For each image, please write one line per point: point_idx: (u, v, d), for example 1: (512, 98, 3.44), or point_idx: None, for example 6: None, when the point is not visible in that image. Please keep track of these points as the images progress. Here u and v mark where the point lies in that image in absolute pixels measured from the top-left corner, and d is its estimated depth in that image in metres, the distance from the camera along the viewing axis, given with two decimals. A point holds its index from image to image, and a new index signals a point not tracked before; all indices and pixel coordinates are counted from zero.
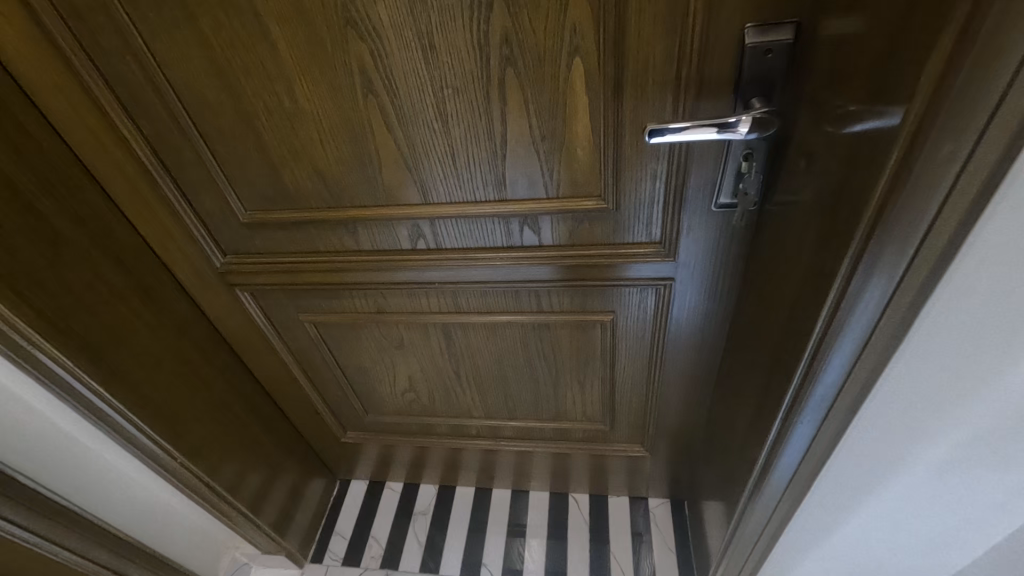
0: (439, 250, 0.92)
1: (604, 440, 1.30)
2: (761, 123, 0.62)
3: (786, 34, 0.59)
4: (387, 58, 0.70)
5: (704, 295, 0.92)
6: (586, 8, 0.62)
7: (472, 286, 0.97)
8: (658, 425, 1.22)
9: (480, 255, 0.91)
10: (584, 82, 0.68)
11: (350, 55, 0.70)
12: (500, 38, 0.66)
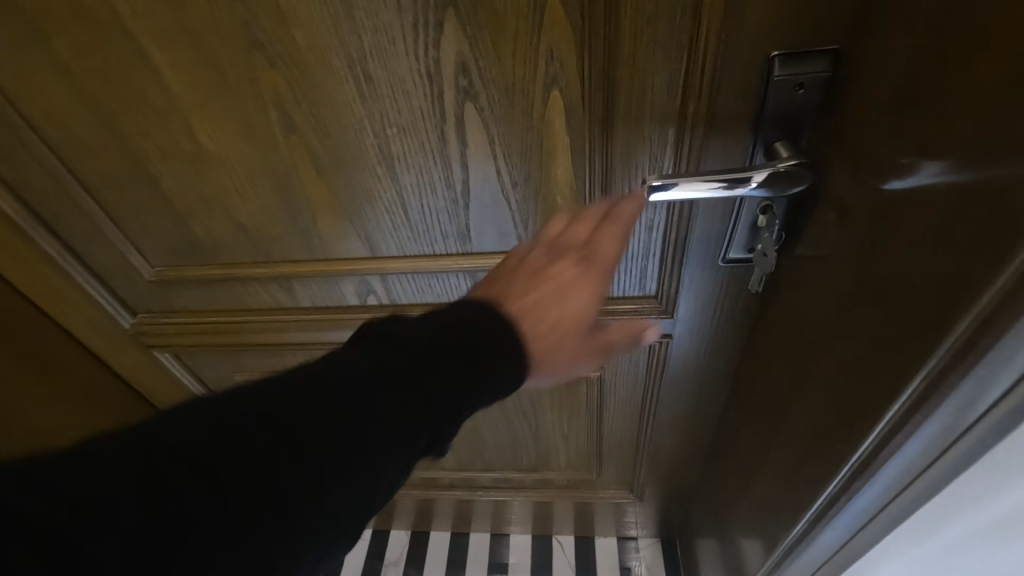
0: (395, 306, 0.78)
1: (590, 485, 1.19)
2: (788, 177, 0.49)
3: (823, 66, 0.46)
4: (310, 90, 0.54)
5: (704, 348, 0.80)
6: (567, 28, 0.47)
7: None
8: (649, 471, 1.12)
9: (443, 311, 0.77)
10: (565, 120, 0.54)
11: (260, 87, 0.54)
12: (455, 67, 0.51)
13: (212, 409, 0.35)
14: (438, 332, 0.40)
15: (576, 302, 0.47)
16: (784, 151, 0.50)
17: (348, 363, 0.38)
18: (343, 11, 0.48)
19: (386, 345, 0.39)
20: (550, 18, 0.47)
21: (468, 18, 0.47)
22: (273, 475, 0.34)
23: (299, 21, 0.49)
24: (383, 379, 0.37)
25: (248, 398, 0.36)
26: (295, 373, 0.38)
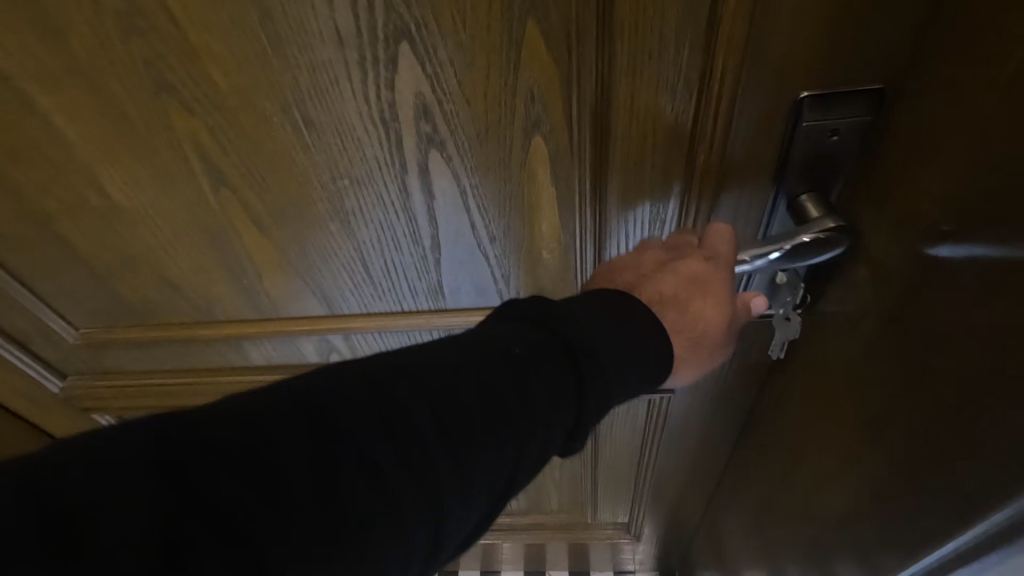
0: None
1: (584, 525, 1.12)
2: (824, 245, 0.40)
3: (861, 110, 0.38)
4: (238, 139, 0.44)
5: (707, 399, 0.73)
6: (550, 65, 0.38)
7: None
8: (647, 512, 1.04)
9: None
10: (549, 169, 0.45)
11: (177, 135, 0.44)
12: (414, 110, 0.41)
13: (351, 372, 0.33)
14: (576, 319, 0.38)
15: (711, 308, 0.42)
16: (818, 209, 0.42)
17: (487, 341, 0.36)
18: (270, 46, 0.38)
19: (523, 327, 0.37)
20: (529, 53, 0.38)
21: (427, 52, 0.38)
22: (413, 450, 0.31)
23: (215, 57, 0.39)
24: (529, 359, 0.35)
25: (385, 366, 0.34)
26: (431, 348, 0.36)
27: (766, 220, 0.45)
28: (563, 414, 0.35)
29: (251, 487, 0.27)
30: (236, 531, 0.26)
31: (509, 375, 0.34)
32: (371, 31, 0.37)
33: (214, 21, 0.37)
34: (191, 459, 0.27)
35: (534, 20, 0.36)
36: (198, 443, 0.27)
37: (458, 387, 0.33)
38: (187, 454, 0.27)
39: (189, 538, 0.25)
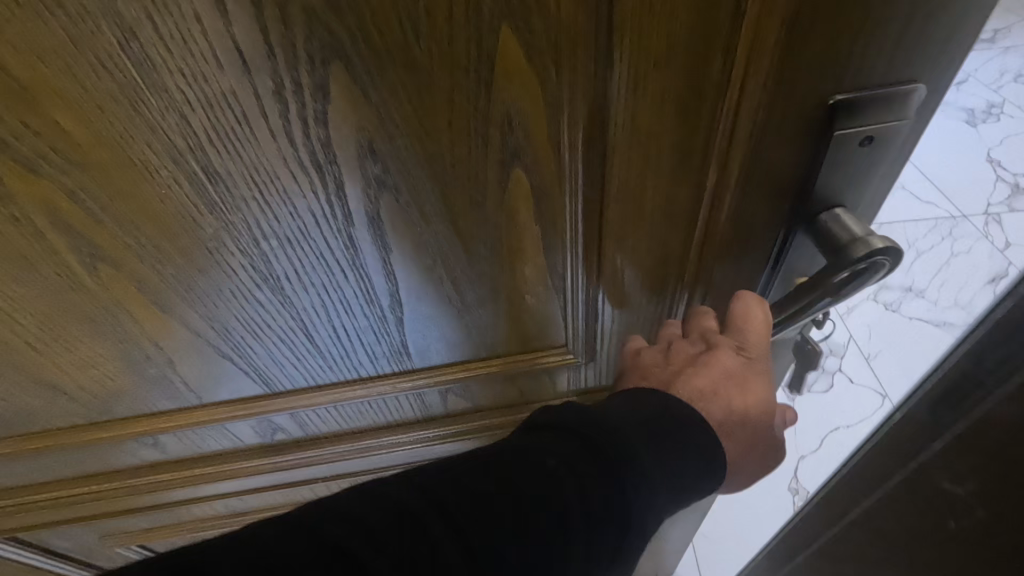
0: (314, 438, 0.58)
1: None
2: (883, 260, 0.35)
3: (899, 112, 0.32)
4: (111, 202, 0.32)
5: None
6: (532, 83, 0.30)
7: (374, 468, 0.64)
8: None
9: (381, 433, 0.59)
10: (533, 207, 0.37)
11: (18, 204, 0.31)
12: (359, 150, 0.32)
13: (373, 505, 0.30)
14: (626, 425, 0.34)
15: (753, 397, 0.39)
16: (859, 228, 0.36)
17: (521, 457, 0.32)
18: (144, 79, 0.27)
19: (560, 435, 0.33)
20: (505, 69, 0.29)
21: (371, 76, 0.29)
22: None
23: (63, 101, 0.27)
24: (568, 481, 0.31)
25: (410, 497, 0.30)
26: (466, 467, 0.32)
27: (782, 244, 0.39)
28: (596, 543, 0.31)
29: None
30: None
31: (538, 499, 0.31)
32: (289, 53, 0.27)
33: (52, 49, 0.25)
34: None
35: (510, 29, 0.28)
36: None
37: (486, 529, 0.30)
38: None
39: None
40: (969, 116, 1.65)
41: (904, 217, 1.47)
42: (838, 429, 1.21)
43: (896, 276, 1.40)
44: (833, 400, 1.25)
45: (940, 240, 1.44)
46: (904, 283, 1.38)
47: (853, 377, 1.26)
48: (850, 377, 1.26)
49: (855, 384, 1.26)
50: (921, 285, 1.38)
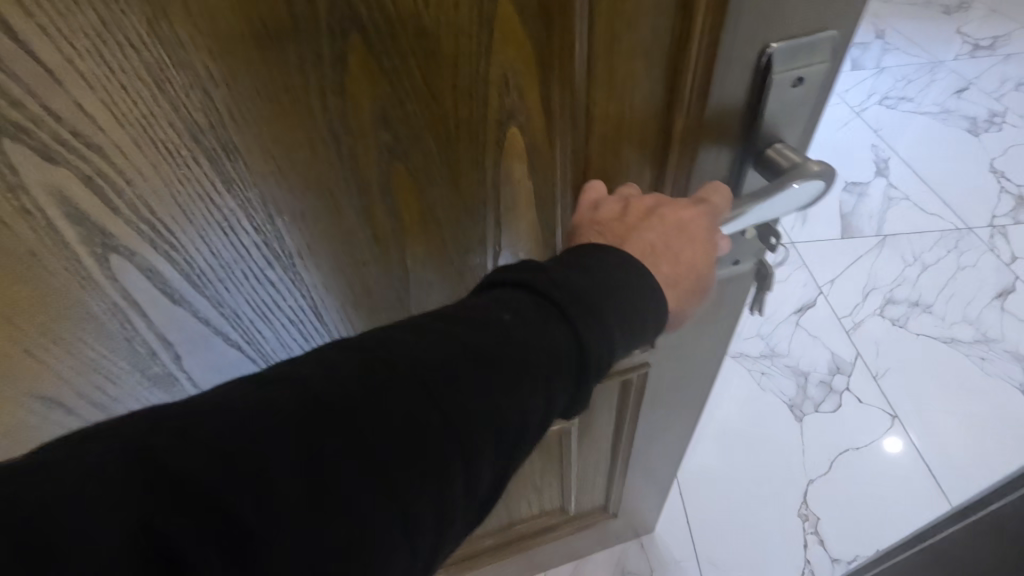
0: None
1: (572, 531, 1.08)
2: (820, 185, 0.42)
3: (820, 56, 0.40)
4: (127, 185, 0.33)
5: (678, 373, 0.75)
6: (526, 45, 0.34)
7: None
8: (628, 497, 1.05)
9: None
10: (526, 163, 0.41)
11: (32, 195, 0.31)
12: (372, 117, 0.34)
13: (312, 375, 0.27)
14: (575, 274, 0.33)
15: (687, 254, 0.41)
16: (796, 160, 0.43)
17: (468, 313, 0.31)
18: (169, 55, 0.28)
19: (507, 292, 0.32)
20: (503, 33, 0.33)
21: (385, 43, 0.31)
22: (396, 459, 0.26)
23: (87, 82, 0.28)
24: (522, 331, 0.30)
25: (343, 361, 0.28)
26: (412, 332, 0.30)
27: (736, 175, 0.46)
28: (558, 381, 0.31)
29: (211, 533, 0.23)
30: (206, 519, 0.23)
31: (495, 347, 0.30)
32: (311, 23, 0.29)
33: (77, 27, 0.26)
34: (142, 495, 0.23)
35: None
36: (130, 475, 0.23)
37: (442, 383, 0.28)
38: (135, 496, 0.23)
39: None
40: (972, 124, 1.70)
41: (907, 231, 1.49)
42: (849, 451, 1.17)
43: (901, 291, 1.39)
44: (842, 419, 1.21)
45: (947, 252, 1.44)
46: (908, 296, 1.38)
47: (862, 399, 1.23)
48: (858, 397, 1.23)
49: (864, 404, 1.22)
50: (928, 299, 1.37)
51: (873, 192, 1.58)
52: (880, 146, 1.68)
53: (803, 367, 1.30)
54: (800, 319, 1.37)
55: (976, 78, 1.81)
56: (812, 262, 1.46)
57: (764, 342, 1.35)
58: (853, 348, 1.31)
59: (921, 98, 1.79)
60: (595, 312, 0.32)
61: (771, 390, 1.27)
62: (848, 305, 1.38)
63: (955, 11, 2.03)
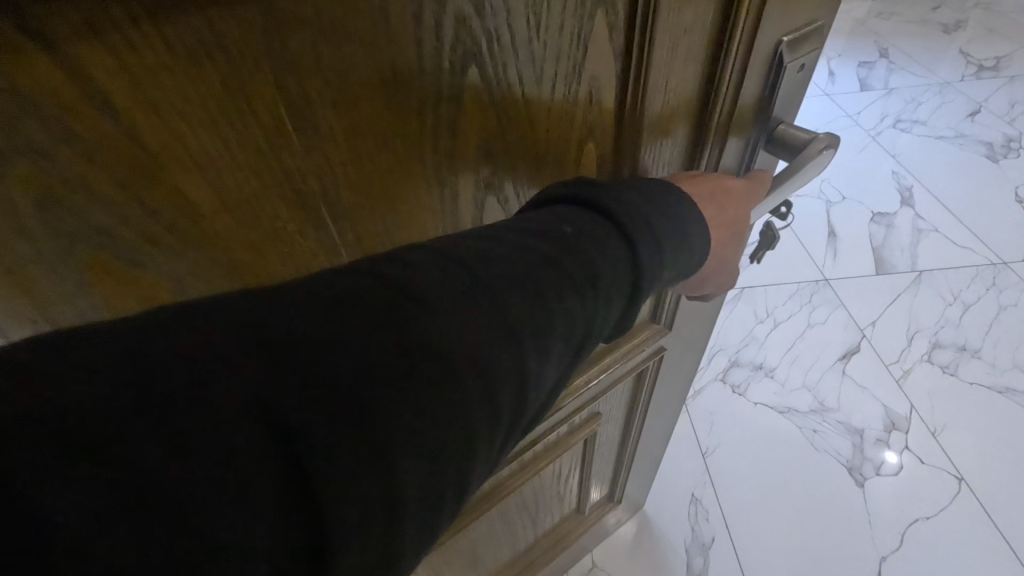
0: None
1: (590, 525, 1.09)
2: (834, 150, 0.47)
3: (816, 42, 0.45)
4: (209, 273, 0.26)
5: (684, 352, 0.79)
6: (609, 60, 0.34)
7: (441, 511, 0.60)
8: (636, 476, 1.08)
9: None
10: (595, 172, 0.41)
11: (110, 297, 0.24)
12: (477, 152, 0.32)
13: (431, 281, 0.24)
14: (628, 192, 0.31)
15: (733, 210, 0.38)
16: (806, 134, 0.48)
17: (546, 232, 0.28)
18: (292, 121, 0.24)
19: (558, 207, 0.30)
20: (594, 51, 0.33)
21: (498, 72, 0.29)
22: (482, 411, 0.23)
23: (194, 163, 0.23)
24: (594, 251, 0.28)
25: (451, 268, 0.25)
26: (496, 240, 0.27)
27: (751, 154, 0.50)
28: (601, 333, 0.29)
29: (331, 414, 0.20)
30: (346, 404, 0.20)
31: (572, 269, 0.27)
32: (436, 60, 0.27)
33: (195, 100, 0.21)
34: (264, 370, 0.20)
35: (602, 13, 0.32)
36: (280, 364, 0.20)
37: (526, 304, 0.25)
38: (253, 411, 0.19)
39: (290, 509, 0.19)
40: (989, 150, 1.79)
41: (939, 266, 1.52)
42: (917, 522, 1.14)
43: (945, 334, 1.40)
44: (907, 482, 1.19)
45: (984, 290, 1.47)
46: (954, 339, 1.39)
47: (922, 458, 1.21)
48: (919, 457, 1.21)
49: (926, 464, 1.20)
50: (975, 344, 1.38)
51: (900, 223, 1.63)
52: (900, 171, 1.76)
53: (856, 424, 1.27)
54: (846, 367, 1.36)
55: (984, 103, 1.94)
56: (849, 302, 1.47)
57: (814, 395, 1.32)
58: (907, 401, 1.30)
59: (932, 121, 1.90)
60: (654, 251, 0.30)
61: (826, 450, 1.24)
62: (894, 350, 1.38)
63: (954, 30, 2.25)
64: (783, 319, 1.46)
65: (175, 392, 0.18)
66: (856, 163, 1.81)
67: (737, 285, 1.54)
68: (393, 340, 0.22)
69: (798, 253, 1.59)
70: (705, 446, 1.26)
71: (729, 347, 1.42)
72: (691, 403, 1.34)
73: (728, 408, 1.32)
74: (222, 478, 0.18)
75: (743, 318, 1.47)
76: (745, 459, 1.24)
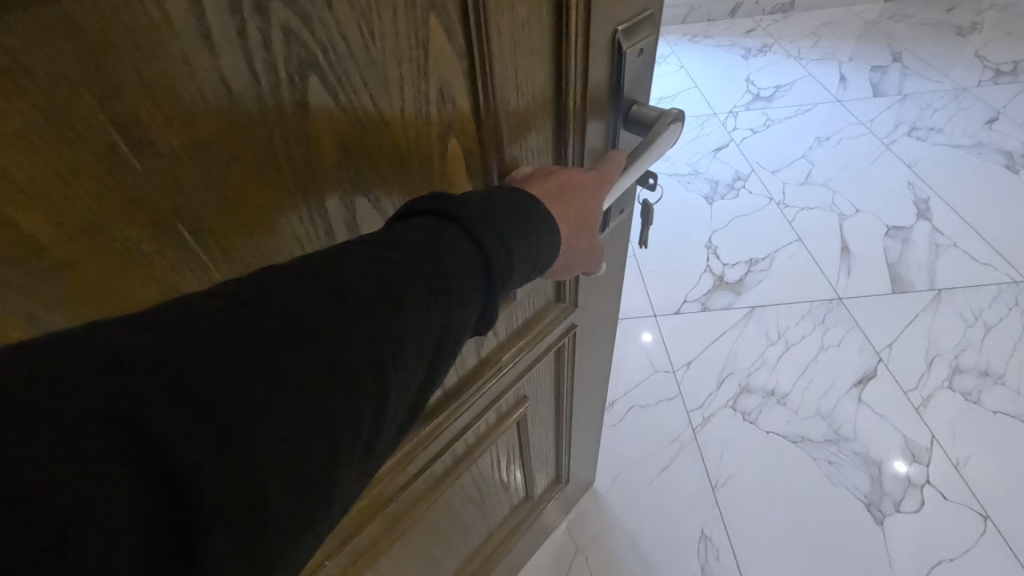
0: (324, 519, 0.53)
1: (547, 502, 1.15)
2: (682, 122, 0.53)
3: (651, 30, 0.51)
4: (63, 301, 0.27)
5: (596, 327, 0.84)
6: (453, 61, 0.37)
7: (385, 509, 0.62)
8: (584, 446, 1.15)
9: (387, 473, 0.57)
10: (464, 168, 0.43)
11: None
12: (336, 158, 0.34)
13: (287, 295, 0.27)
14: (475, 199, 0.35)
15: (581, 202, 0.40)
16: (655, 112, 0.53)
17: (397, 246, 0.31)
18: (142, 162, 0.25)
19: (414, 221, 0.33)
20: (435, 53, 0.36)
21: (340, 81, 0.31)
22: (344, 405, 0.27)
23: (25, 194, 0.23)
24: (445, 256, 0.32)
25: (306, 283, 0.28)
26: (350, 255, 0.30)
27: (613, 136, 0.55)
28: (463, 331, 0.33)
29: (188, 416, 0.23)
30: (204, 410, 0.24)
31: (423, 271, 0.31)
32: (271, 72, 0.28)
33: (16, 134, 0.22)
34: (124, 385, 0.23)
35: (435, 16, 0.34)
36: (140, 381, 0.23)
37: (380, 308, 0.29)
38: (111, 417, 0.22)
39: (164, 531, 0.23)
40: (1008, 159, 1.90)
41: (960, 284, 1.60)
42: (942, 563, 1.15)
43: (966, 357, 1.46)
44: (928, 518, 1.21)
45: (1004, 311, 1.53)
46: (975, 363, 1.44)
47: (946, 494, 1.23)
48: (941, 492, 1.24)
49: (948, 501, 1.23)
50: (997, 369, 1.43)
51: (917, 238, 1.73)
52: (917, 184, 1.88)
53: (874, 456, 1.31)
54: (862, 394, 1.41)
55: (1003, 109, 2.08)
56: (863, 324, 1.54)
57: (829, 424, 1.36)
58: (928, 431, 1.33)
59: (948, 129, 2.04)
60: (503, 252, 0.34)
61: (844, 484, 1.27)
62: (915, 377, 1.43)
63: (969, 33, 2.46)
64: (796, 340, 1.53)
65: (39, 412, 0.21)
66: (864, 174, 1.94)
67: (749, 305, 1.62)
68: (251, 350, 0.26)
69: (812, 270, 1.68)
70: (714, 480, 1.30)
71: (740, 372, 1.48)
72: (700, 432, 1.38)
73: (743, 438, 1.36)
74: (88, 478, 0.21)
75: (754, 341, 1.54)
76: (757, 490, 1.28)
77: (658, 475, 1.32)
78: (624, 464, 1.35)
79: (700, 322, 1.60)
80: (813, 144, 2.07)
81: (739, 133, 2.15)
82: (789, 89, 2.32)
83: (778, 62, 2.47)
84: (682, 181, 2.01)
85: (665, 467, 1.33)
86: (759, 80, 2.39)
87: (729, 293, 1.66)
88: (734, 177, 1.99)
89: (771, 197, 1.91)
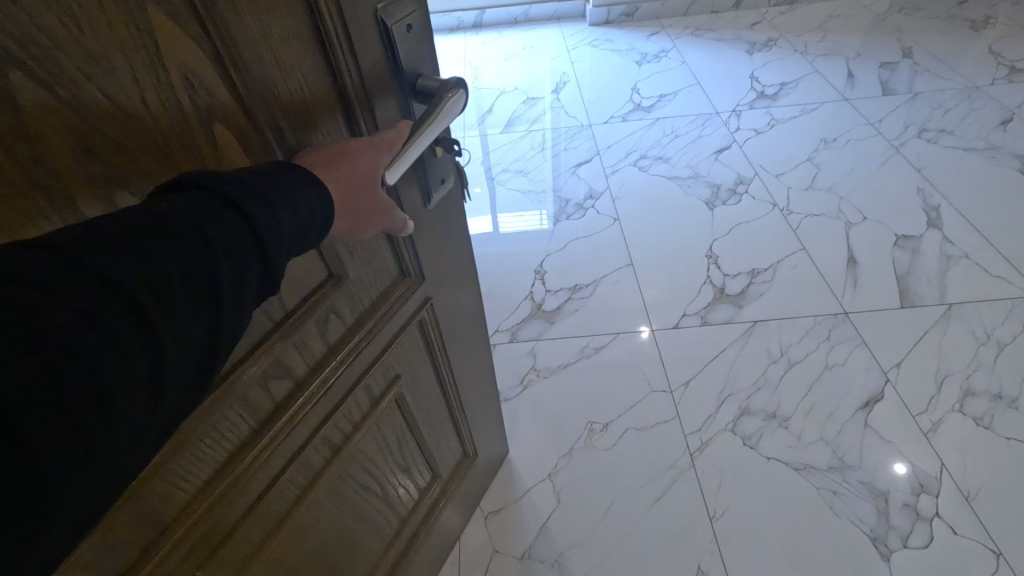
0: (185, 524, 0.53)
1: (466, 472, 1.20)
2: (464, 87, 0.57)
3: (413, 5, 0.54)
4: None
5: (453, 299, 0.88)
6: (193, 48, 0.38)
7: (259, 508, 0.63)
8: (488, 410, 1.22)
9: (247, 470, 0.58)
10: (243, 152, 0.44)
11: None
12: (70, 153, 0.34)
13: (25, 267, 0.27)
14: (238, 174, 0.36)
15: (350, 167, 0.44)
16: (433, 82, 0.57)
17: (152, 213, 0.32)
18: None
19: (177, 195, 0.33)
20: (166, 41, 0.37)
21: (52, 73, 0.32)
22: (106, 363, 0.27)
23: None
24: (208, 223, 0.33)
25: (46, 254, 0.28)
26: (102, 228, 0.30)
27: (406, 109, 0.59)
28: (247, 294, 0.34)
29: None
30: None
31: (183, 238, 0.32)
32: None
33: None
34: None
35: (154, 4, 0.35)
36: None
37: (137, 273, 0.29)
38: None
39: None
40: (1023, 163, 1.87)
41: (971, 300, 1.54)
42: None
43: (978, 379, 1.39)
44: (937, 555, 1.14)
45: (1014, 328, 1.47)
46: (986, 387, 1.37)
47: (956, 528, 1.16)
48: (951, 526, 1.17)
49: (959, 535, 1.16)
50: (1011, 393, 1.35)
51: (926, 249, 1.68)
52: (927, 190, 1.85)
53: (881, 486, 1.24)
54: (868, 417, 1.35)
55: (1017, 111, 2.07)
56: (871, 340, 1.49)
57: (833, 450, 1.31)
58: (937, 457, 1.26)
59: (960, 130, 2.04)
60: (270, 217, 0.35)
61: (846, 514, 1.21)
62: (923, 399, 1.36)
63: (981, 27, 2.51)
64: (800, 360, 1.48)
65: None
66: (873, 177, 1.92)
67: (750, 319, 1.59)
68: None
69: (817, 282, 1.65)
70: (712, 511, 1.24)
71: (739, 393, 1.43)
72: (698, 458, 1.33)
73: (741, 465, 1.30)
74: None
75: (756, 358, 1.49)
76: (756, 524, 1.21)
77: (656, 501, 1.27)
78: (620, 493, 1.30)
79: (698, 335, 1.57)
80: (820, 145, 2.07)
81: (741, 134, 2.17)
82: (796, 87, 2.35)
83: (786, 55, 2.54)
84: (683, 184, 2.01)
85: (660, 497, 1.28)
86: (764, 77, 2.43)
87: (731, 306, 1.63)
88: (735, 181, 1.98)
89: (774, 203, 1.89)
